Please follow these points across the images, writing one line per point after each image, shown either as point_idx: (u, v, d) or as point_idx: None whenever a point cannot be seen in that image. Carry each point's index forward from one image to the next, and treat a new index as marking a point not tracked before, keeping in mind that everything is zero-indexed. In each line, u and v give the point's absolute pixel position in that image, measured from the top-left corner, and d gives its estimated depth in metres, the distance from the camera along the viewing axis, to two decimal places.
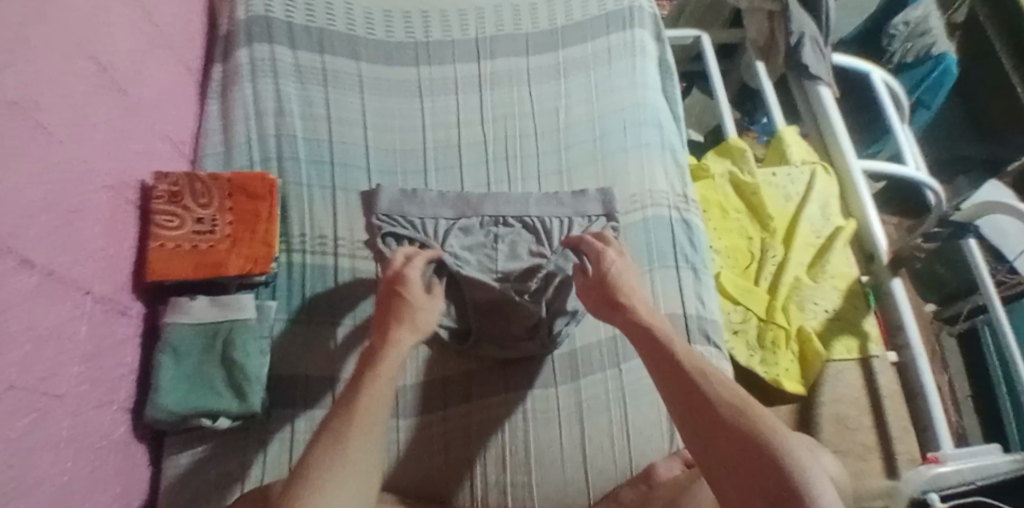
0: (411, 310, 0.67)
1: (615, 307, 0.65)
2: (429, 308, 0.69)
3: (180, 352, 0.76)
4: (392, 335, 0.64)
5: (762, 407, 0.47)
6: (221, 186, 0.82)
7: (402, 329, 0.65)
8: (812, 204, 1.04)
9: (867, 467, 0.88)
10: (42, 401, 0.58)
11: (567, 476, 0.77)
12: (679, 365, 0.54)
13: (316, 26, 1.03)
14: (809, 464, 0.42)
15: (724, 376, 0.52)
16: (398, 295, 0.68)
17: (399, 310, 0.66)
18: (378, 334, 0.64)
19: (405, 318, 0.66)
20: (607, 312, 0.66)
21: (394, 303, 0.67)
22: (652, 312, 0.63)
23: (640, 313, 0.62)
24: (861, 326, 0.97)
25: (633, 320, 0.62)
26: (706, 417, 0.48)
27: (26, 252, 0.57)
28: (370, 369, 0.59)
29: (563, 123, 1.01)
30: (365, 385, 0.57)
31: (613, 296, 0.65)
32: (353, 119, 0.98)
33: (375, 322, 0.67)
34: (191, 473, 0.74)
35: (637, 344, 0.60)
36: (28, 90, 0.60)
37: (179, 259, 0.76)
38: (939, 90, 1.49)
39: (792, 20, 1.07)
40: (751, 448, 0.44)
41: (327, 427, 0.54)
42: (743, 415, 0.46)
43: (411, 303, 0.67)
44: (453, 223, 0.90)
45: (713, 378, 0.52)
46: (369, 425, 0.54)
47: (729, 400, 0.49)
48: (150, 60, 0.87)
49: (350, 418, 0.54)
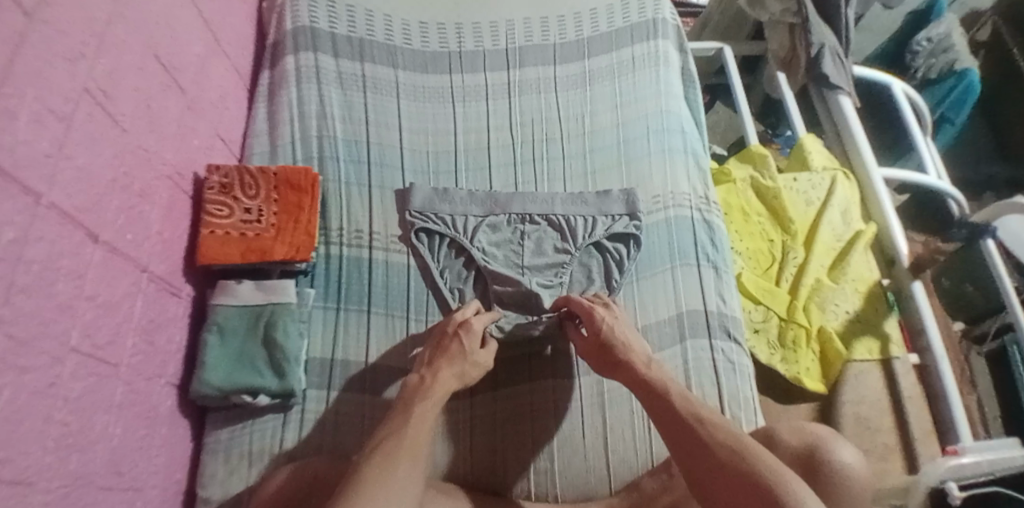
0: (460, 356, 0.74)
1: (615, 365, 0.72)
2: (480, 360, 0.75)
3: (226, 332, 0.81)
4: (440, 376, 0.71)
5: (754, 446, 0.57)
6: (268, 179, 0.89)
7: (450, 374, 0.72)
8: (833, 209, 1.06)
9: (889, 467, 0.89)
10: (101, 368, 0.63)
11: (589, 465, 0.79)
12: (680, 414, 0.63)
13: (357, 37, 1.09)
14: (796, 487, 0.53)
15: (718, 419, 0.62)
16: (454, 337, 0.76)
17: (451, 354, 0.74)
18: (428, 369, 0.72)
19: (456, 365, 0.73)
20: (605, 369, 0.74)
21: (447, 346, 0.75)
22: (647, 363, 0.71)
23: (638, 370, 0.69)
24: (883, 330, 0.98)
25: (634, 374, 0.70)
26: (709, 463, 0.58)
27: (90, 227, 0.63)
28: (420, 402, 0.67)
29: (588, 128, 1.05)
30: (413, 414, 0.65)
31: (612, 356, 0.73)
32: (390, 122, 1.04)
33: (426, 361, 0.74)
34: (230, 447, 0.78)
35: (640, 398, 0.68)
36: (100, 83, 0.66)
37: (228, 245, 0.82)
38: (962, 107, 1.51)
39: (812, 32, 1.10)
40: (751, 486, 0.54)
41: (384, 442, 0.61)
42: (739, 458, 0.56)
43: (463, 349, 0.74)
44: (481, 220, 0.94)
45: (709, 423, 0.61)
46: (414, 457, 0.60)
47: (726, 444, 0.58)
48: (207, 64, 0.94)
49: (400, 442, 0.61)
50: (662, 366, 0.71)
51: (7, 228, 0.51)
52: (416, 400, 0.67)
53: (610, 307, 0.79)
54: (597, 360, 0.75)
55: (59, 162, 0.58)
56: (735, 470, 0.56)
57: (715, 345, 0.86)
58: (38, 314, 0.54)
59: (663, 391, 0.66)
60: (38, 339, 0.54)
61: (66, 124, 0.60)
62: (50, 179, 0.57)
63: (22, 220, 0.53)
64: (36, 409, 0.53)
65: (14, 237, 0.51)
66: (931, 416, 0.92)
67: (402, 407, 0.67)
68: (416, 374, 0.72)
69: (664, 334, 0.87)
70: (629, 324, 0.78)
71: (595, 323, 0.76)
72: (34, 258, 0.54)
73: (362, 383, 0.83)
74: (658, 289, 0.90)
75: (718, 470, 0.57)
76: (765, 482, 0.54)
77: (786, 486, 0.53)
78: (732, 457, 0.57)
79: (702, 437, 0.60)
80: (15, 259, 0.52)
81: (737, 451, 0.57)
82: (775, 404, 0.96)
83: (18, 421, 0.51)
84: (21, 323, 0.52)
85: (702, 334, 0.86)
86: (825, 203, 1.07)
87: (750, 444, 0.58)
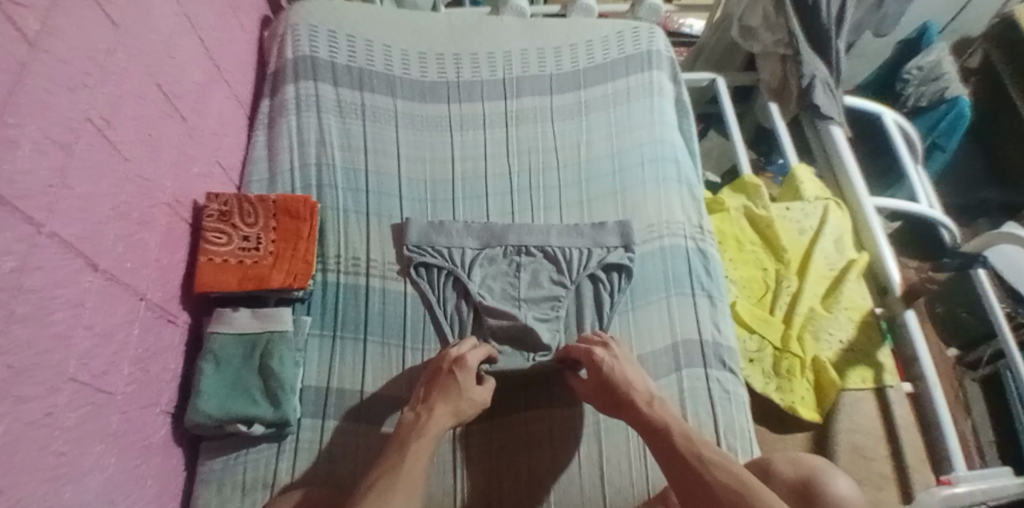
0: (457, 393, 0.74)
1: (620, 405, 0.73)
2: (476, 397, 0.75)
3: (222, 360, 0.81)
4: (436, 414, 0.71)
5: (754, 484, 0.57)
6: (267, 207, 0.89)
7: (446, 410, 0.72)
8: (826, 237, 1.08)
9: (884, 496, 0.89)
10: (96, 397, 0.63)
11: (585, 495, 0.78)
12: (682, 454, 0.63)
13: (357, 66, 1.11)
14: None
15: (719, 457, 0.62)
16: (449, 375, 0.76)
17: (447, 392, 0.74)
18: (423, 407, 0.73)
19: (451, 402, 0.73)
20: (611, 408, 0.75)
21: (443, 383, 0.75)
22: (649, 402, 0.72)
23: (641, 410, 0.70)
24: (877, 358, 0.99)
25: (637, 413, 0.70)
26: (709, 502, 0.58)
27: (90, 256, 0.63)
28: (414, 440, 0.67)
29: (584, 156, 1.07)
30: (407, 452, 0.65)
31: (616, 396, 0.73)
32: (389, 150, 1.05)
33: (421, 398, 0.75)
34: (222, 477, 0.78)
35: (645, 438, 0.69)
36: (102, 112, 0.67)
37: (224, 272, 0.83)
38: (953, 134, 1.52)
39: (803, 64, 1.14)
40: None
41: (377, 481, 0.61)
42: (739, 497, 0.56)
43: (459, 386, 0.75)
44: (479, 252, 0.95)
45: (710, 461, 0.61)
46: (408, 495, 0.60)
47: (726, 483, 0.58)
48: (208, 92, 0.95)
49: (395, 482, 0.61)
50: (665, 404, 0.72)
51: (7, 257, 0.51)
52: (411, 438, 0.67)
53: (613, 345, 0.80)
54: (602, 400, 0.76)
55: (60, 192, 0.59)
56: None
57: (711, 374, 0.86)
58: (36, 343, 0.55)
59: (664, 430, 0.67)
60: (35, 368, 0.54)
61: (67, 152, 0.61)
62: (50, 207, 0.57)
63: (22, 249, 0.53)
64: (32, 439, 0.53)
65: (13, 266, 0.52)
66: (925, 445, 0.93)
67: (397, 445, 0.67)
68: (412, 411, 0.73)
69: (660, 363, 0.87)
70: (633, 362, 0.79)
71: (597, 363, 0.76)
72: (33, 287, 0.55)
73: (358, 412, 0.83)
74: (654, 317, 0.91)
75: None
76: None
77: None
78: (733, 497, 0.57)
79: (703, 478, 0.60)
80: (14, 288, 0.52)
81: (737, 491, 0.57)
82: (770, 433, 0.96)
83: (13, 452, 0.51)
84: (19, 352, 0.52)
85: (697, 364, 0.87)
86: (818, 231, 1.09)
87: (751, 482, 0.58)
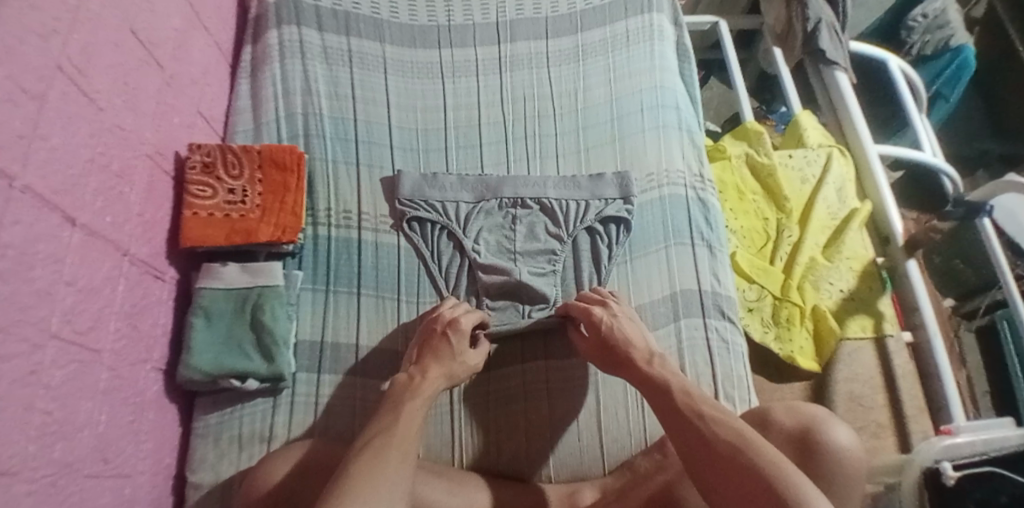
0: (450, 356, 0.73)
1: (617, 363, 0.73)
2: (469, 360, 0.74)
3: (212, 316, 0.79)
4: (430, 375, 0.70)
5: (756, 441, 0.56)
6: (252, 157, 0.86)
7: (439, 372, 0.71)
8: (828, 186, 1.06)
9: (881, 444, 0.90)
10: (82, 354, 0.61)
11: (582, 445, 0.78)
12: (677, 408, 0.62)
13: (343, 11, 1.06)
14: (794, 478, 0.52)
15: (718, 412, 0.60)
16: (442, 336, 0.75)
17: (439, 353, 0.73)
18: (417, 368, 0.72)
19: (444, 364, 0.72)
20: (608, 366, 0.74)
21: (435, 345, 0.74)
22: (649, 359, 0.70)
23: (642, 367, 0.69)
24: (877, 307, 0.98)
25: (636, 371, 0.70)
26: (707, 454, 0.57)
27: (68, 210, 0.61)
28: (408, 400, 0.66)
29: (581, 103, 1.03)
30: (403, 411, 0.64)
31: (614, 354, 0.73)
32: (378, 98, 1.01)
33: (414, 359, 0.74)
34: (219, 431, 0.78)
35: (643, 392, 0.68)
36: (76, 61, 0.63)
37: (212, 227, 0.81)
38: (957, 83, 1.48)
39: (809, 6, 1.09)
40: (751, 479, 0.53)
41: (372, 439, 0.60)
42: (738, 451, 0.56)
43: (452, 349, 0.74)
44: (474, 207, 0.92)
45: (708, 417, 0.60)
46: (403, 453, 0.59)
47: (726, 438, 0.57)
48: (187, 39, 0.90)
49: (390, 440, 0.60)
50: (665, 362, 0.70)
51: None
52: (406, 398, 0.66)
53: (613, 306, 0.78)
54: (599, 359, 0.75)
55: (33, 143, 0.55)
56: (735, 462, 0.55)
57: (709, 324, 0.85)
58: (16, 300, 0.52)
59: (665, 386, 0.66)
60: (17, 325, 0.52)
61: (39, 102, 0.57)
62: (24, 159, 0.54)
63: None
64: (17, 398, 0.52)
65: None
66: (923, 393, 0.93)
67: (391, 406, 0.66)
68: (406, 372, 0.71)
69: (659, 313, 0.86)
70: (634, 318, 0.77)
71: (595, 323, 0.75)
72: (10, 242, 0.52)
73: (354, 366, 0.82)
74: (653, 266, 0.89)
75: (719, 463, 0.56)
76: (762, 475, 0.53)
77: (786, 479, 0.52)
78: (732, 451, 0.56)
79: (701, 432, 0.59)
80: None
81: (738, 446, 0.56)
82: (769, 382, 0.97)
83: None
84: None
85: (695, 313, 0.86)
86: (820, 180, 1.07)
87: (749, 437, 0.57)
